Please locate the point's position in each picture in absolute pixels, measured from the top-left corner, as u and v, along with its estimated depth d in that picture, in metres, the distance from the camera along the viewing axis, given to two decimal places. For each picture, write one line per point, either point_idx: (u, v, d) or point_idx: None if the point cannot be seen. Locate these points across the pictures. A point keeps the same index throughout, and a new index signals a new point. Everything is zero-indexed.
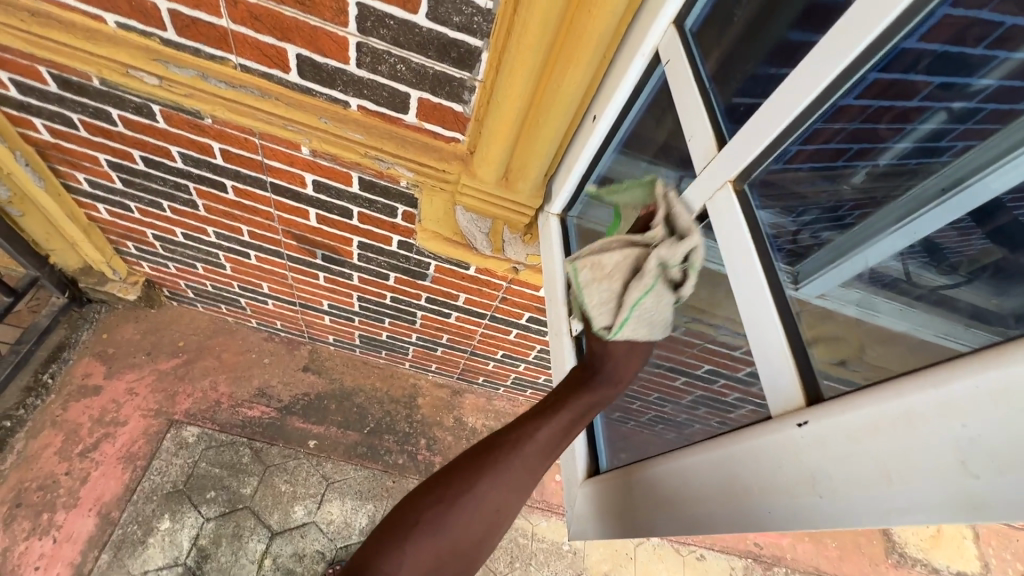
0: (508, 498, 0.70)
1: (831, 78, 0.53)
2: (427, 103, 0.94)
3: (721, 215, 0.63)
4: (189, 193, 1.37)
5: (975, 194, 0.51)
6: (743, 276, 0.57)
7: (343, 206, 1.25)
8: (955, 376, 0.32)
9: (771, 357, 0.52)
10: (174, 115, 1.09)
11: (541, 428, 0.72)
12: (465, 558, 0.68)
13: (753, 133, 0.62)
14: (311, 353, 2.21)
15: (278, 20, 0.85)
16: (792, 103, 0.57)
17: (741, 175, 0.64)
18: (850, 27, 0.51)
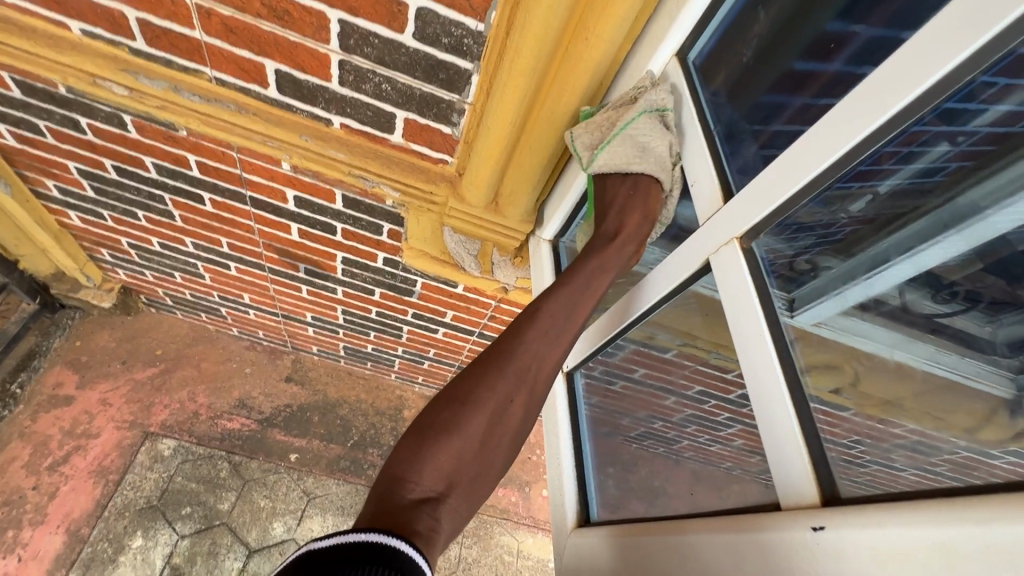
0: (529, 378, 0.67)
1: (864, 134, 0.47)
2: (414, 123, 0.89)
3: (723, 272, 0.59)
4: (165, 204, 1.31)
5: (979, 231, 0.48)
6: (750, 346, 0.53)
7: (326, 222, 1.20)
8: (1005, 515, 0.29)
9: (781, 442, 0.47)
10: (147, 126, 1.03)
11: (552, 300, 0.69)
12: (493, 450, 0.63)
13: (767, 186, 0.56)
14: (294, 364, 2.15)
15: (254, 34, 0.80)
16: (815, 158, 0.51)
17: (749, 232, 0.58)
18: (890, 79, 0.45)
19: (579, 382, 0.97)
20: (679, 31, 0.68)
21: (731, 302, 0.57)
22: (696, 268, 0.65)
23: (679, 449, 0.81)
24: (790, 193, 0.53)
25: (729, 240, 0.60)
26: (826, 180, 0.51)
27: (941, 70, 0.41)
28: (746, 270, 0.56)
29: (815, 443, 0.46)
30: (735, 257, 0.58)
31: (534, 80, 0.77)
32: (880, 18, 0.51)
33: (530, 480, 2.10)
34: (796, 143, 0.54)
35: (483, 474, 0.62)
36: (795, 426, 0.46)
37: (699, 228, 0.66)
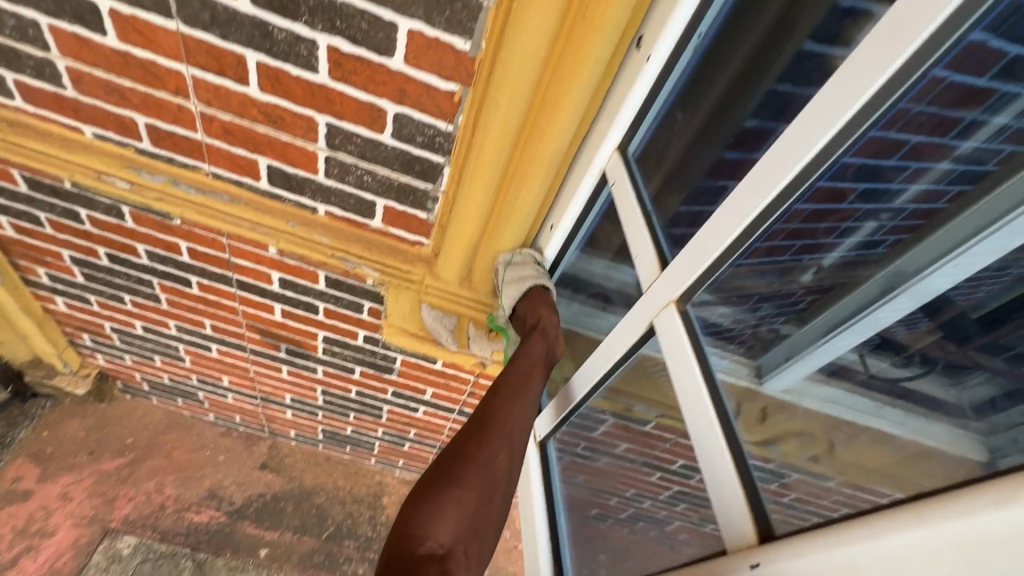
0: (514, 441, 0.69)
1: (767, 202, 0.56)
2: (393, 210, 0.97)
3: (666, 334, 0.66)
4: (152, 288, 1.35)
5: (921, 288, 0.62)
6: (690, 400, 0.59)
7: (309, 301, 1.25)
8: (885, 530, 0.38)
9: (722, 483, 0.52)
10: (143, 216, 1.11)
11: (523, 383, 0.76)
12: (499, 512, 0.63)
13: (692, 255, 0.65)
14: (270, 450, 2.08)
15: (251, 135, 0.89)
16: (732, 223, 0.59)
17: (683, 297, 0.66)
18: (782, 155, 0.54)
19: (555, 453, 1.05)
20: (618, 130, 0.80)
21: (675, 364, 0.63)
22: (645, 332, 0.72)
23: (659, 529, 0.79)
24: (718, 256, 0.61)
25: (667, 305, 0.67)
26: (746, 240, 0.59)
27: (813, 148, 0.51)
28: (683, 332, 0.63)
29: (752, 486, 0.51)
30: (673, 320, 0.65)
31: (498, 171, 0.85)
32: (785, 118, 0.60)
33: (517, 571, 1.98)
34: (712, 217, 0.63)
35: (488, 538, 0.60)
36: (730, 465, 0.52)
37: (644, 293, 0.73)
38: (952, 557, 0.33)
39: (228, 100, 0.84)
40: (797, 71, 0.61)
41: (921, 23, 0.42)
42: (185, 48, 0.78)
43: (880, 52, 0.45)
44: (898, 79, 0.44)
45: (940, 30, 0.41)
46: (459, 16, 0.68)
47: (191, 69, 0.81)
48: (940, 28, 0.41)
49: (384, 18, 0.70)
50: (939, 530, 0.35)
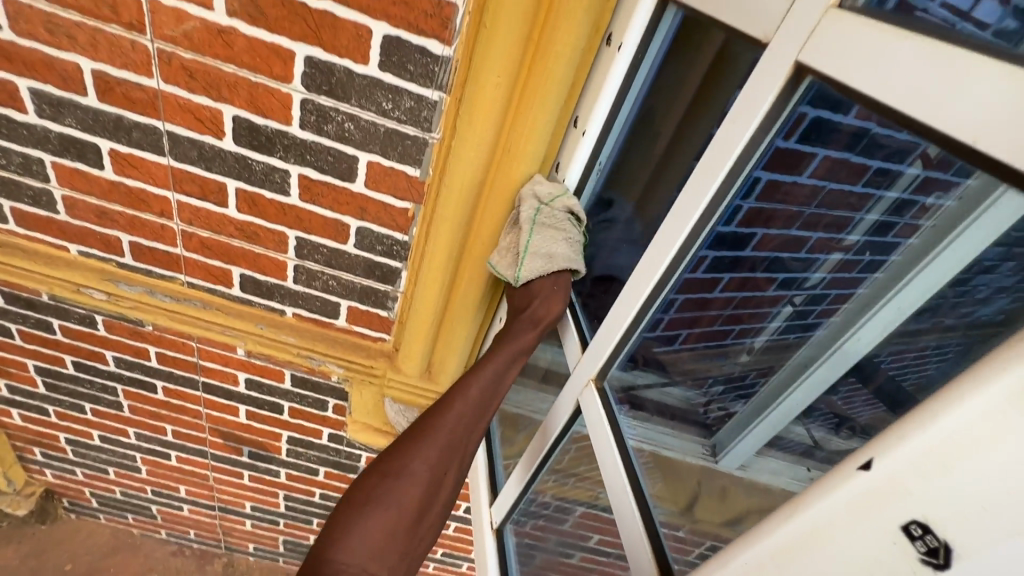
0: (449, 455, 0.72)
1: (649, 289, 0.68)
2: (356, 310, 1.06)
3: (588, 409, 0.77)
4: (116, 394, 1.36)
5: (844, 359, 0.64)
6: (607, 465, 0.70)
7: (274, 401, 1.28)
8: (736, 552, 0.42)
9: (631, 531, 0.63)
10: (115, 324, 1.16)
11: (472, 381, 0.75)
12: (422, 528, 0.68)
13: (602, 339, 0.77)
14: (226, 567, 1.94)
15: (226, 248, 0.99)
16: (625, 312, 0.73)
17: (600, 373, 0.78)
18: (653, 256, 0.67)
19: (510, 539, 1.02)
20: None
21: (597, 438, 0.74)
22: (572, 411, 0.83)
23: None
24: (620, 337, 0.74)
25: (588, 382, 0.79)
26: (636, 325, 0.72)
27: (669, 254, 0.64)
28: (599, 406, 0.75)
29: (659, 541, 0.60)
30: (592, 395, 0.77)
31: (449, 272, 0.96)
32: None
33: None
34: (613, 307, 0.76)
35: (412, 551, 0.66)
36: (636, 516, 0.63)
37: (572, 373, 0.84)
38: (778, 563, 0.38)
39: (207, 218, 0.95)
40: None
41: (724, 157, 0.56)
42: (173, 178, 0.90)
43: (705, 175, 0.59)
44: (721, 194, 0.58)
45: (739, 161, 0.55)
46: (409, 150, 0.82)
47: (177, 195, 0.92)
48: (737, 159, 0.55)
49: (346, 153, 0.83)
50: (767, 542, 0.39)
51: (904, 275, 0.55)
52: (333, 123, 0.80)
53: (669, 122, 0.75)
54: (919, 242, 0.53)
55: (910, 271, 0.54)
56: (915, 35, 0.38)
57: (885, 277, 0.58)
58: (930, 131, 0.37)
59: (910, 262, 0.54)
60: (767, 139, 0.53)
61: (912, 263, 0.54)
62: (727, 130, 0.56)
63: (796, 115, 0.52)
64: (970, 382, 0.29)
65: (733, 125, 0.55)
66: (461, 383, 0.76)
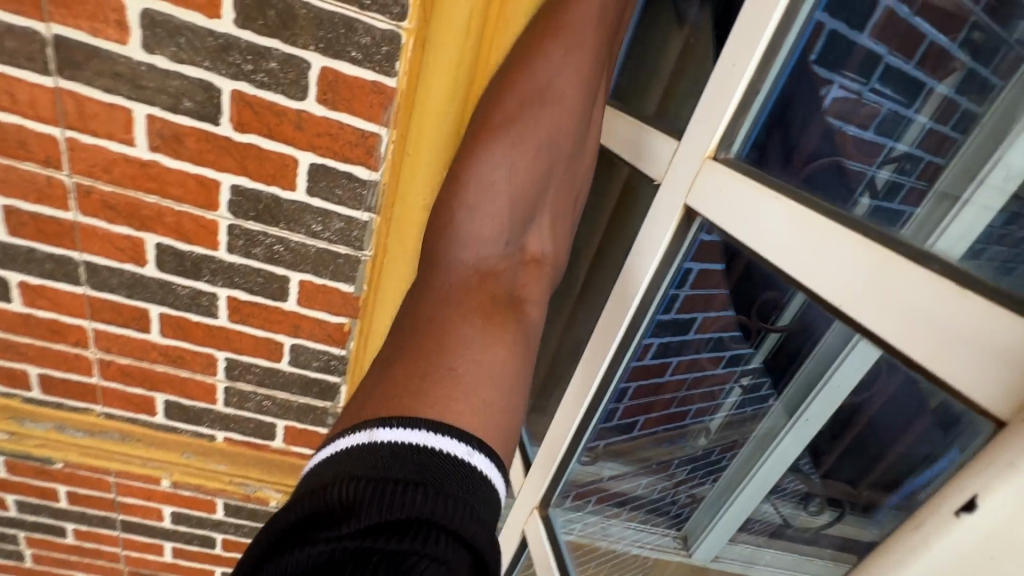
0: (571, 93, 0.72)
1: (587, 403, 0.70)
2: (294, 428, 0.99)
3: (534, 540, 0.80)
4: (16, 543, 1.19)
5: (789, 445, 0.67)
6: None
7: (205, 534, 1.15)
8: None
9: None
10: (18, 463, 1.04)
11: (586, 3, 0.69)
12: (553, 167, 0.75)
13: (544, 459, 0.78)
14: None
15: (149, 374, 0.92)
16: (564, 427, 0.73)
17: (542, 502, 0.80)
18: (585, 371, 0.70)
19: None
20: None
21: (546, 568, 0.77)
22: (521, 534, 0.83)
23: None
24: (566, 447, 0.73)
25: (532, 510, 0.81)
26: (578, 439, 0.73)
27: (600, 368, 0.67)
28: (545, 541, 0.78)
29: None
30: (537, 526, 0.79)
31: None
32: None
33: None
34: (553, 422, 0.77)
35: (547, 180, 0.76)
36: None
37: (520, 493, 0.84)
38: None
39: (128, 346, 0.89)
40: None
41: (639, 276, 0.61)
42: (90, 307, 0.85)
43: (622, 295, 0.64)
44: (641, 309, 0.62)
45: (653, 280, 0.60)
46: (342, 268, 0.81)
47: (94, 323, 0.87)
48: (651, 278, 0.60)
49: (277, 273, 0.82)
50: None
51: (818, 379, 0.59)
52: (261, 246, 0.79)
53: (598, 230, 0.82)
54: (825, 352, 0.55)
55: (818, 379, 0.59)
56: (784, 198, 0.45)
57: (808, 372, 0.61)
58: (809, 288, 0.43)
59: (822, 364, 0.57)
60: (675, 262, 0.59)
61: (822, 370, 0.57)
62: (638, 255, 0.61)
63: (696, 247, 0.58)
64: (900, 549, 0.35)
65: (641, 249, 0.61)
66: (539, 60, 0.70)
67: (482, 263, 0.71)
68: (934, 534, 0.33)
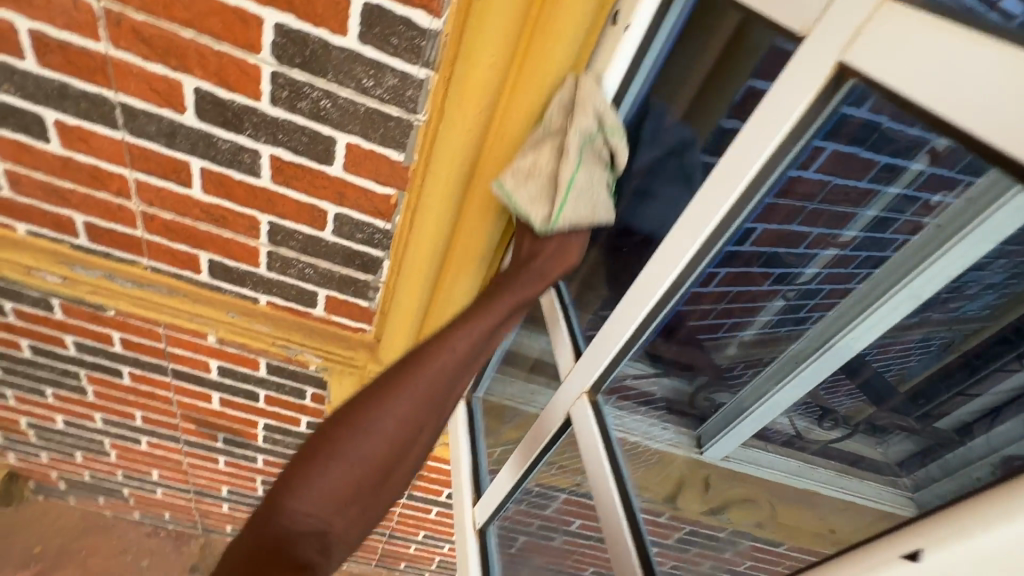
0: (463, 371, 0.68)
1: (662, 290, 0.62)
2: (335, 299, 1.00)
3: (581, 427, 0.72)
4: (79, 379, 1.29)
5: (838, 350, 0.66)
6: (599, 483, 0.67)
7: (249, 389, 1.22)
8: None
9: (619, 547, 0.61)
10: (74, 308, 1.09)
11: (528, 270, 0.70)
12: (403, 475, 0.66)
13: (600, 349, 0.71)
14: (203, 549, 1.90)
15: (192, 231, 0.91)
16: (631, 317, 0.66)
17: (593, 387, 0.74)
18: (663, 259, 0.61)
19: (493, 542, 0.95)
20: None
21: (589, 458, 0.70)
22: (562, 421, 0.79)
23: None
24: (630, 337, 0.67)
25: (580, 395, 0.75)
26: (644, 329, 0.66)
27: (685, 257, 0.58)
28: (592, 423, 0.71)
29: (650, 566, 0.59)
30: (585, 411, 0.73)
31: (436, 260, 0.89)
32: None
33: None
34: (614, 313, 0.70)
35: (399, 474, 0.65)
36: (626, 532, 0.62)
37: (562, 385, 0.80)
38: None
39: (170, 200, 0.87)
40: None
41: (761, 143, 0.49)
42: (129, 155, 0.82)
43: (733, 165, 0.52)
44: (754, 184, 0.51)
45: (776, 152, 0.49)
46: (392, 132, 0.75)
47: (135, 173, 0.84)
48: (771, 154, 0.49)
49: (322, 133, 0.76)
50: None
51: (896, 279, 0.56)
52: (306, 100, 0.73)
53: (677, 108, 0.71)
54: (901, 262, 0.56)
55: (911, 272, 0.54)
56: (1000, 40, 0.33)
57: (870, 286, 0.60)
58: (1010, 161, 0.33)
59: (924, 249, 0.53)
60: (809, 131, 0.47)
61: (916, 262, 0.53)
62: (757, 120, 0.49)
63: (839, 113, 0.46)
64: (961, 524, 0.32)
65: (766, 109, 0.48)
66: (513, 273, 0.72)
67: (318, 522, 0.58)
68: (961, 533, 0.31)
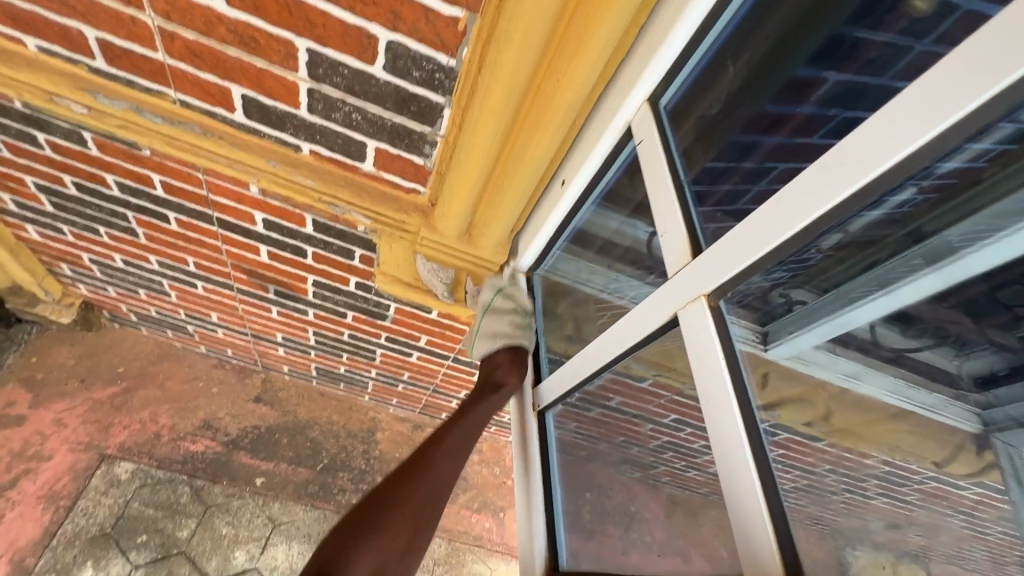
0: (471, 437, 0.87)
1: (794, 231, 0.48)
2: (385, 153, 0.88)
3: (692, 328, 0.57)
4: (128, 221, 1.26)
5: (953, 269, 0.53)
6: (717, 410, 0.52)
7: (297, 245, 1.17)
8: None
9: (740, 495, 0.47)
10: (108, 144, 1.00)
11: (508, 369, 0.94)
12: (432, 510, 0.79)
13: (733, 247, 0.53)
14: (264, 383, 2.07)
15: (219, 59, 0.77)
16: (797, 215, 0.47)
17: (719, 290, 0.56)
18: (878, 138, 0.41)
19: (551, 424, 0.97)
20: (649, 78, 0.68)
21: (700, 369, 0.55)
22: (666, 321, 0.63)
23: (655, 475, 0.80)
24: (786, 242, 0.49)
25: (698, 295, 0.57)
26: (808, 236, 0.48)
27: (917, 140, 0.39)
28: (713, 329, 0.54)
29: (783, 521, 0.45)
30: (704, 315, 0.56)
31: (506, 115, 0.75)
32: (852, 68, 0.54)
33: (506, 506, 2.04)
34: (767, 202, 0.52)
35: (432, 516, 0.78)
36: (755, 479, 0.46)
37: (668, 281, 0.63)
38: None
39: (189, 14, 0.71)
40: (869, 16, 0.53)
41: None
42: None
43: (926, 104, 0.38)
44: (918, 155, 0.39)
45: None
46: None
47: None
48: None
49: None
50: None
51: None
52: None
53: None
54: None
55: None
56: None
57: None
58: None
59: None
60: None
61: None
62: (942, 78, 0.37)
63: None
64: None
65: None
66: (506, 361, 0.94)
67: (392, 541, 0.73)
68: None
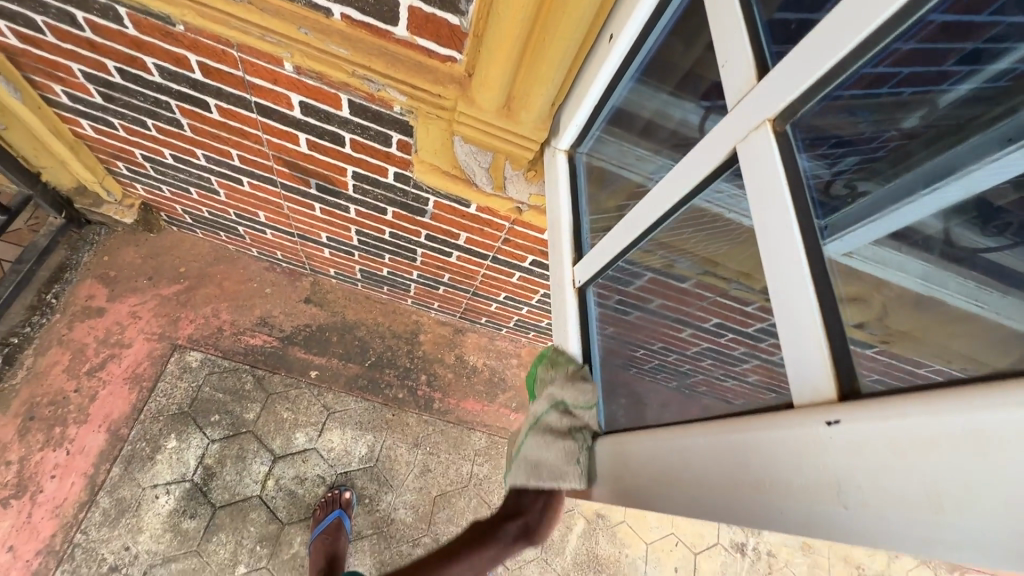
0: None
1: (862, 36, 0.43)
2: (419, 13, 0.84)
3: (753, 162, 0.52)
4: (171, 111, 1.27)
5: None
6: (774, 240, 0.48)
7: (334, 131, 1.15)
8: (951, 405, 0.31)
9: (798, 324, 0.45)
10: (143, 21, 0.98)
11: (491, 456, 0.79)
12: None
13: (796, 67, 0.49)
14: (313, 286, 2.16)
15: None
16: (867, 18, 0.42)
17: (784, 114, 0.50)
18: None
19: (592, 300, 0.93)
20: None
21: (758, 206, 0.51)
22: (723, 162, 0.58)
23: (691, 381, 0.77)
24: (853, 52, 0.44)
25: (761, 124, 0.52)
26: (878, 41, 0.43)
27: None
28: (778, 161, 0.49)
29: (841, 347, 0.42)
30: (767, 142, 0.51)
31: None
32: None
33: None
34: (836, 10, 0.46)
35: None
36: (814, 313, 0.44)
37: (728, 116, 0.58)
38: (967, 442, 0.29)
39: None
40: None
41: None
42: None
43: None
44: None
45: None
46: None
47: None
48: None
49: None
50: (956, 419, 0.30)
51: None
52: None
53: None
54: None
55: None
56: None
57: None
58: None
59: None
60: None
61: None
62: None
63: None
64: None
65: None
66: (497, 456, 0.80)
67: None
68: None
